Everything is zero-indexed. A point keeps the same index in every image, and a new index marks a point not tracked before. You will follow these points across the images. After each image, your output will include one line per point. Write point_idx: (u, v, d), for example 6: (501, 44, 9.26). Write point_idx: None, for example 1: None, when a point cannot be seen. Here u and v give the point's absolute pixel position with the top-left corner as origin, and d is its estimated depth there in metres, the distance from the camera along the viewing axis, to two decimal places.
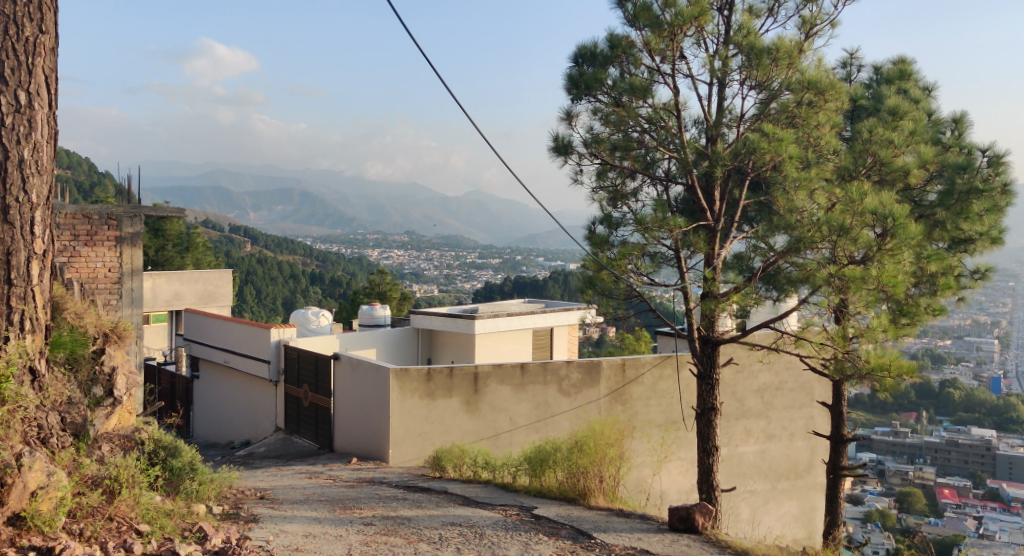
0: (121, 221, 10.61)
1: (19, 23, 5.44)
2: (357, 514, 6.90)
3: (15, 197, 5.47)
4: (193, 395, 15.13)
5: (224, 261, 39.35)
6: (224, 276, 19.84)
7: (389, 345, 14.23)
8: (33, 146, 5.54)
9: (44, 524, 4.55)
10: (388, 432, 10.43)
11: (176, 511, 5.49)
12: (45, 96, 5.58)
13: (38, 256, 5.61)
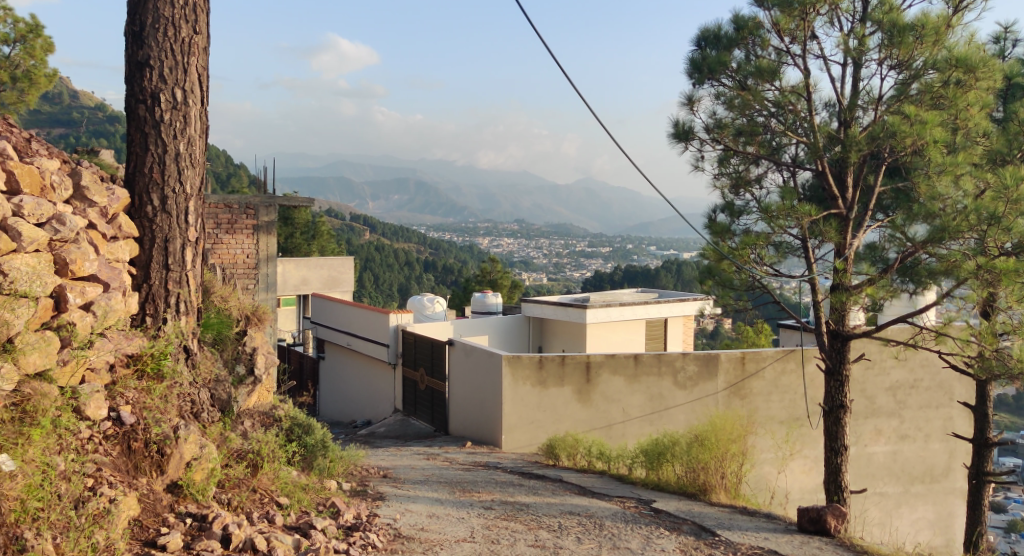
0: (259, 210, 11.19)
1: (177, 24, 5.83)
2: (476, 497, 7.07)
3: (172, 188, 5.89)
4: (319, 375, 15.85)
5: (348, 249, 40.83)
6: (348, 263, 20.61)
7: (500, 333, 14.42)
8: (187, 141, 5.94)
9: (197, 493, 4.87)
10: (501, 419, 10.59)
11: (311, 485, 5.77)
12: (198, 93, 5.97)
13: (191, 243, 6.00)
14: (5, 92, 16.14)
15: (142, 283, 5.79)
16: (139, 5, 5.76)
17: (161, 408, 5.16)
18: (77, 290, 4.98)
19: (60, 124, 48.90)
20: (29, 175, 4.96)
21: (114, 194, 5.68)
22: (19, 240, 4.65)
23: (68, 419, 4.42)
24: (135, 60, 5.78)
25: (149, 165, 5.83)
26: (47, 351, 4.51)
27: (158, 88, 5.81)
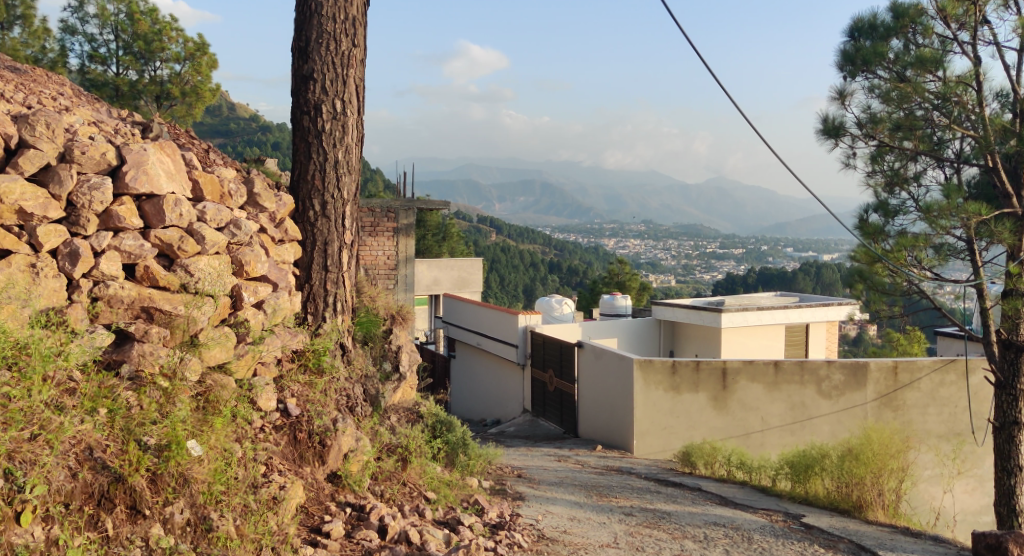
0: (399, 213, 11.58)
1: (338, 38, 6.14)
2: (615, 503, 7.03)
3: (331, 194, 6.20)
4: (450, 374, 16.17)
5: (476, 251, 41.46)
6: (476, 264, 20.55)
7: (629, 335, 14.26)
8: (346, 149, 6.24)
9: (355, 484, 5.07)
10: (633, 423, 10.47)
11: (455, 482, 5.89)
12: (355, 103, 6.27)
13: (348, 246, 6.30)
14: (176, 106, 17.41)
15: (304, 283, 6.14)
16: (305, 22, 6.11)
17: (323, 401, 5.45)
18: (251, 290, 5.35)
19: (220, 134, 52.30)
20: (210, 184, 5.37)
21: (282, 199, 6.05)
22: (203, 243, 5.04)
23: (245, 410, 4.75)
24: (300, 73, 6.13)
25: (312, 173, 6.17)
26: (226, 346, 4.91)
27: (321, 99, 6.13)
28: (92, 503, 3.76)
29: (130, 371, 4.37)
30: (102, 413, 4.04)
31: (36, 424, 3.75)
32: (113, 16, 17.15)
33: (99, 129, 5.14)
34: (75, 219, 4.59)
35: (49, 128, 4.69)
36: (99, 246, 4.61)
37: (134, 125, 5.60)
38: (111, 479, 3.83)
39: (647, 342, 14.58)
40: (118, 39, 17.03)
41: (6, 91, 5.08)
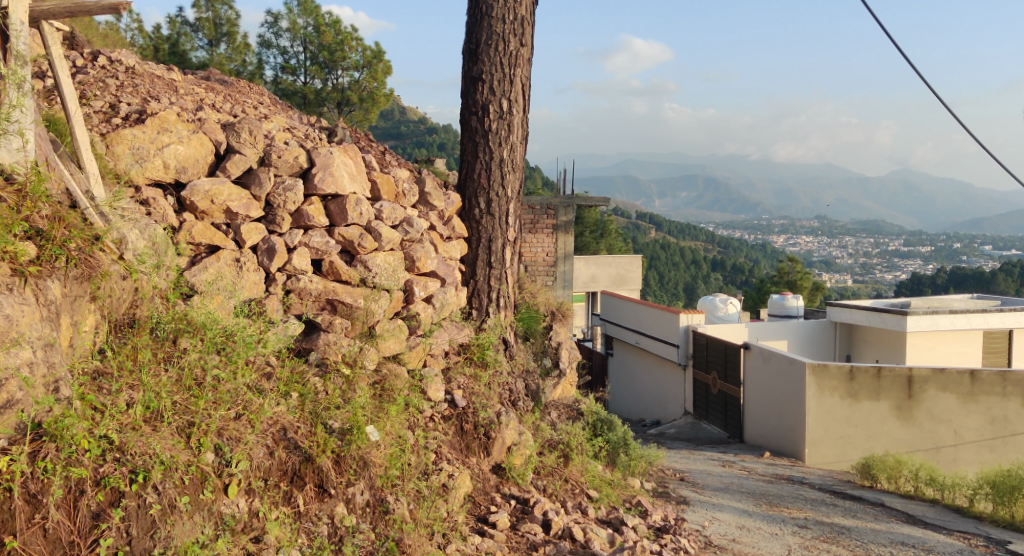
0: (558, 210, 11.70)
1: (507, 38, 6.28)
2: (787, 513, 6.79)
3: (496, 192, 6.35)
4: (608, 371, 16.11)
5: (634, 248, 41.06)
6: (634, 262, 19.98)
7: (801, 337, 13.69)
8: (511, 147, 6.37)
9: (518, 477, 5.20)
10: (805, 431, 10.09)
11: (617, 481, 5.89)
12: (521, 101, 6.38)
13: (511, 242, 6.43)
14: (354, 111, 18.35)
15: (469, 279, 6.33)
16: (476, 24, 6.29)
17: (487, 394, 5.61)
18: (422, 285, 5.59)
19: (392, 137, 54.63)
20: (387, 183, 5.64)
21: (450, 198, 6.26)
22: (380, 240, 5.32)
23: (416, 399, 5.02)
24: (470, 75, 6.33)
25: (478, 171, 6.35)
26: (400, 337, 5.20)
27: (489, 99, 6.30)
28: (286, 479, 4.06)
29: (316, 358, 4.73)
30: (295, 397, 4.39)
31: (240, 405, 4.11)
32: (302, 29, 18.32)
33: (292, 134, 5.55)
34: (272, 217, 4.98)
35: (252, 135, 5.10)
36: (291, 242, 4.97)
37: (321, 130, 6.00)
38: (301, 458, 4.13)
39: (822, 345, 13.93)
40: (306, 51, 18.21)
41: (216, 102, 5.58)
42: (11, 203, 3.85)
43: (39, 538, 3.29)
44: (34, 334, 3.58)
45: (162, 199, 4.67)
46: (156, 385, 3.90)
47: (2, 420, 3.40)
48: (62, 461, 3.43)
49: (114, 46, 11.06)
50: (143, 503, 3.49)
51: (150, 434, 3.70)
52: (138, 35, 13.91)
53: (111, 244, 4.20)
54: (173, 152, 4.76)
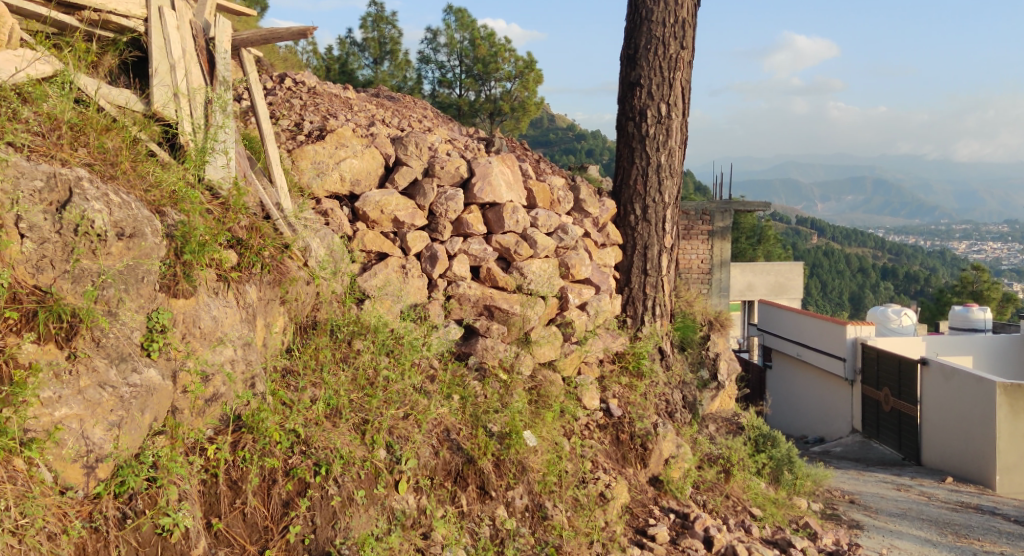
0: (714, 216, 10.79)
1: (667, 42, 6.17)
2: (976, 545, 6.27)
3: (653, 198, 6.26)
4: (766, 384, 15.46)
5: (793, 254, 39.28)
6: (795, 269, 18.98)
7: (988, 353, 12.66)
8: (669, 152, 6.26)
9: (676, 490, 5.10)
10: (996, 456, 9.32)
11: (782, 501, 5.65)
12: (680, 105, 6.26)
13: (667, 249, 6.33)
14: (507, 122, 17.00)
15: (624, 286, 6.26)
16: (636, 29, 6.23)
17: (643, 404, 5.53)
18: (577, 292, 5.61)
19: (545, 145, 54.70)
20: (543, 192, 5.68)
21: (605, 205, 6.23)
22: (536, 247, 5.35)
23: (572, 406, 5.05)
24: (628, 80, 6.27)
25: (634, 178, 6.28)
26: (554, 344, 5.27)
27: (646, 105, 6.22)
28: (451, 479, 4.18)
29: (475, 362, 4.85)
30: (457, 399, 4.51)
31: (408, 405, 4.26)
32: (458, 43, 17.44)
33: (454, 145, 5.71)
34: (434, 226, 5.15)
35: (418, 147, 5.31)
36: (452, 250, 5.13)
37: (480, 140, 6.13)
38: (464, 459, 4.24)
39: (1012, 363, 12.82)
40: (462, 64, 17.21)
41: (385, 117, 5.83)
42: (217, 215, 4.07)
43: (240, 522, 3.52)
44: (235, 334, 3.86)
45: (339, 210, 4.94)
46: (336, 383, 4.12)
47: (209, 412, 3.67)
48: (258, 451, 3.67)
49: (292, 67, 11.74)
50: (325, 494, 3.69)
51: (331, 429, 3.90)
52: (312, 56, 14.71)
53: (298, 252, 4.43)
54: (348, 166, 5.03)
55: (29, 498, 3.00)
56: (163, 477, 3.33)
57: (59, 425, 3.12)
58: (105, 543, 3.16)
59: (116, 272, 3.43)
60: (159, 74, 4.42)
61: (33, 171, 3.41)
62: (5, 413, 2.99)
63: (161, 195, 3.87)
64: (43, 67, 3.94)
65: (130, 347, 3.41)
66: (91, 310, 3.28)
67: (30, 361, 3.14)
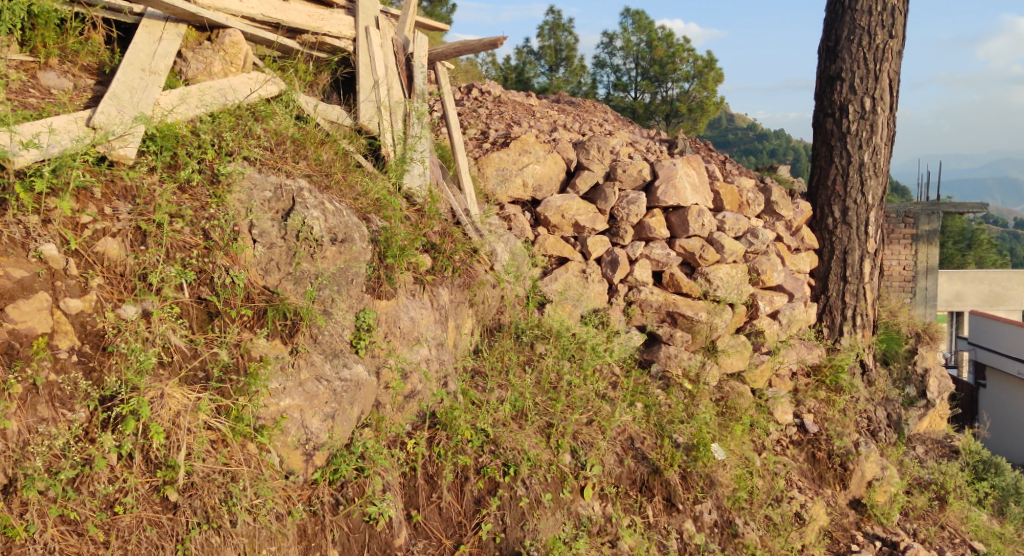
0: (919, 218, 9.94)
1: (874, 31, 5.78)
2: None
3: (854, 198, 5.89)
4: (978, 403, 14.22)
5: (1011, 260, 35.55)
6: (1013, 276, 17.18)
7: None
8: (873, 150, 5.87)
9: (882, 516, 4.81)
10: None
11: (1010, 536, 5.14)
12: (888, 99, 5.84)
13: (870, 255, 5.92)
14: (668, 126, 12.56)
15: (821, 294, 5.95)
16: (838, 20, 5.89)
17: (843, 422, 5.24)
18: (768, 299, 5.37)
19: None
20: (731, 194, 5.50)
21: (799, 207, 5.93)
22: (723, 252, 5.19)
23: (762, 420, 4.87)
24: (827, 74, 5.95)
25: (834, 178, 5.94)
26: (744, 354, 5.09)
27: (847, 100, 5.87)
28: (636, 489, 4.14)
29: (658, 370, 4.80)
30: (640, 407, 4.48)
31: (592, 412, 4.28)
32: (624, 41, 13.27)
33: (636, 148, 5.65)
34: (616, 230, 5.13)
35: (600, 152, 5.27)
36: (633, 254, 5.08)
37: (663, 142, 6.02)
38: (650, 469, 4.19)
39: None
40: (632, 66, 12.75)
41: (567, 122, 5.86)
42: (414, 221, 4.29)
43: (436, 516, 3.66)
44: (430, 334, 4.03)
45: (521, 216, 5.03)
46: (523, 385, 4.19)
47: (408, 408, 3.84)
48: (451, 449, 3.79)
49: (471, 78, 12.08)
50: (514, 495, 3.76)
51: (518, 431, 3.98)
52: (489, 66, 14.29)
53: (485, 256, 4.53)
54: (531, 171, 5.11)
55: (262, 480, 3.24)
56: (370, 468, 3.51)
57: (284, 414, 3.37)
58: (322, 526, 3.35)
59: (330, 275, 3.72)
60: (364, 89, 4.68)
61: (264, 182, 3.75)
62: (243, 401, 3.27)
63: (368, 202, 4.12)
64: (272, 88, 4.26)
65: (342, 344, 3.66)
66: (310, 308, 3.55)
67: (261, 355, 3.41)
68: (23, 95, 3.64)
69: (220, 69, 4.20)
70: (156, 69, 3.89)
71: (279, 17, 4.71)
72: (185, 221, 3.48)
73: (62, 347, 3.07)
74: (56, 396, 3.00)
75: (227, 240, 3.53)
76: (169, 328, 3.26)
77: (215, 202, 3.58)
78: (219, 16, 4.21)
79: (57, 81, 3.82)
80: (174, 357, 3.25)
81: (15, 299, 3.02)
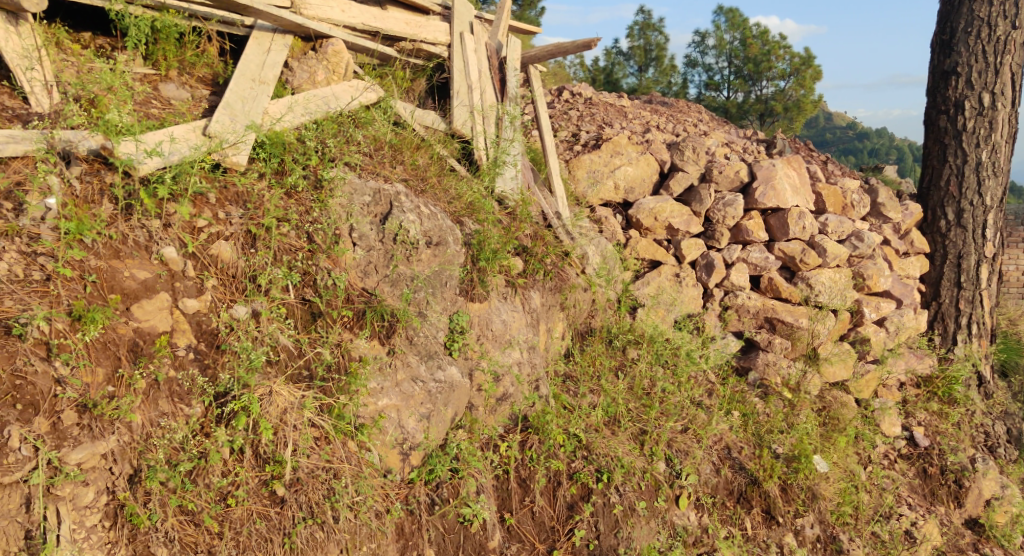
0: None
1: (994, 23, 5.48)
2: None
3: (970, 200, 5.61)
4: None
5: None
6: None
7: None
8: (991, 148, 5.58)
9: (1002, 537, 4.56)
10: None
11: None
12: (1009, 94, 5.54)
13: (988, 260, 5.64)
14: (776, 124, 11.49)
15: (931, 300, 5.71)
16: (954, 11, 5.61)
17: (956, 436, 5.01)
18: (873, 306, 5.18)
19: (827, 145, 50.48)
20: (833, 196, 5.32)
21: (908, 209, 5.71)
22: (825, 256, 5.01)
23: (869, 432, 4.70)
24: (942, 69, 5.68)
25: (947, 178, 5.68)
26: (848, 363, 4.93)
27: (963, 95, 5.59)
28: (733, 500, 4.06)
29: (756, 379, 4.70)
30: (737, 416, 4.38)
31: (687, 419, 4.21)
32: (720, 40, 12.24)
33: (732, 148, 5.53)
34: (712, 233, 5.02)
35: (695, 152, 5.18)
36: (729, 258, 4.97)
37: (760, 143, 5.88)
38: (748, 480, 4.11)
39: None
40: (725, 64, 11.84)
41: (660, 123, 5.79)
42: (506, 225, 4.31)
43: (529, 520, 3.65)
44: (522, 338, 4.05)
45: (613, 218, 4.99)
46: (615, 391, 4.16)
47: (500, 411, 3.86)
48: (544, 453, 3.79)
49: (558, 82, 11.93)
50: (607, 501, 3.74)
51: (611, 437, 3.95)
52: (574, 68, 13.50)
53: (576, 260, 4.52)
54: (624, 174, 5.06)
55: (362, 478, 3.32)
56: (464, 469, 3.55)
57: (382, 413, 3.44)
58: (418, 525, 3.40)
59: (425, 277, 3.80)
60: (459, 94, 4.75)
61: (363, 187, 3.83)
62: (343, 400, 3.34)
63: (461, 206, 4.18)
64: (371, 95, 4.36)
65: (436, 346, 3.72)
66: (406, 311, 3.62)
67: (361, 355, 3.49)
68: (146, 107, 3.84)
69: (323, 78, 4.32)
70: (265, 79, 4.04)
71: (379, 26, 4.81)
72: (291, 226, 3.61)
73: (180, 344, 3.22)
74: (175, 391, 3.14)
75: (329, 243, 3.64)
76: (277, 327, 3.39)
77: (318, 207, 3.69)
78: (323, 27, 4.36)
79: (176, 92, 4.02)
80: (281, 356, 3.37)
81: (138, 300, 3.18)
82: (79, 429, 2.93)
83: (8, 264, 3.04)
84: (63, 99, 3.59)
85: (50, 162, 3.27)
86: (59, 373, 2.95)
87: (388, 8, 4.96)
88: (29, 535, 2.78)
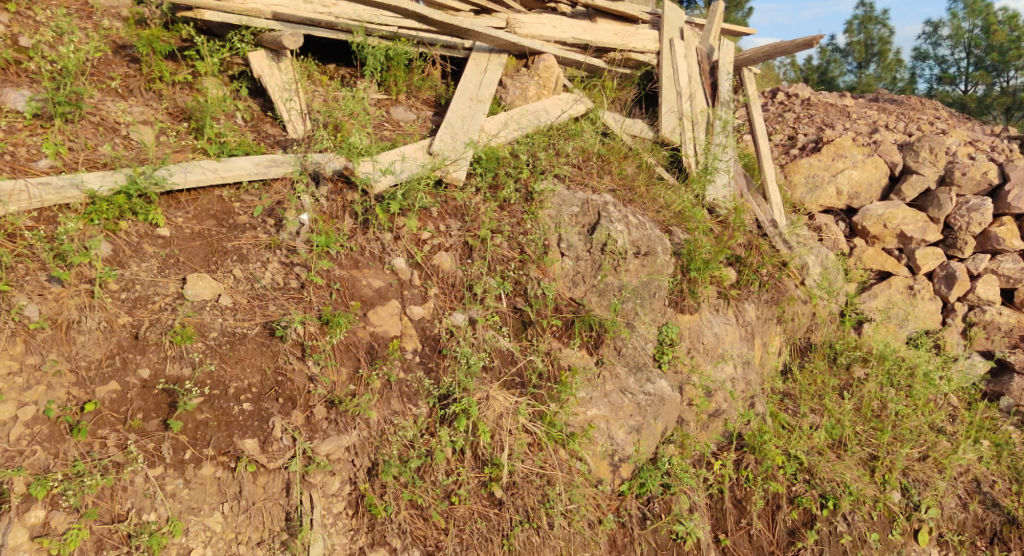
0: None
1: None
2: None
3: None
4: None
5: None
6: None
7: None
8: None
9: None
10: None
11: None
12: None
13: None
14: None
15: None
16: None
17: None
18: None
19: None
20: None
21: None
22: None
23: None
24: None
25: None
26: None
27: None
28: (984, 539, 3.70)
29: (1010, 405, 4.22)
30: (987, 445, 3.96)
31: (925, 446, 3.87)
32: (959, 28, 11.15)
33: (976, 147, 5.03)
34: (952, 241, 4.60)
35: (933, 153, 4.77)
36: (975, 269, 4.54)
37: (1011, 140, 5.29)
38: (1004, 519, 3.72)
39: None
40: (963, 55, 10.76)
41: (889, 122, 5.36)
42: (719, 234, 4.17)
43: (746, 543, 3.50)
44: (736, 352, 3.91)
45: (833, 226, 4.71)
46: (841, 412, 3.90)
47: (713, 427, 3.74)
48: (762, 474, 3.61)
49: (770, 82, 11.34)
50: (834, 530, 3.53)
51: (837, 461, 3.71)
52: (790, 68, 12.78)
53: (795, 270, 4.26)
54: (847, 178, 4.75)
55: (575, 487, 3.33)
56: (676, 485, 3.47)
57: (591, 423, 3.44)
58: (631, 539, 3.36)
59: (634, 287, 3.75)
60: (668, 101, 4.66)
61: (572, 198, 3.88)
62: (555, 407, 3.39)
63: (670, 215, 4.09)
64: (580, 107, 4.41)
65: (645, 357, 3.67)
66: (614, 321, 3.61)
67: (570, 364, 3.52)
68: (380, 129, 4.10)
69: (535, 93, 4.41)
70: (482, 98, 4.20)
71: (588, 38, 4.84)
72: (503, 237, 3.73)
73: (409, 348, 3.40)
74: (405, 392, 3.31)
75: (539, 253, 3.72)
76: (493, 334, 3.50)
77: (529, 218, 3.78)
78: (536, 43, 4.46)
79: (404, 114, 4.26)
80: (496, 363, 3.45)
81: (374, 306, 3.41)
82: (328, 423, 3.16)
83: (271, 273, 3.36)
84: (314, 125, 3.91)
85: (303, 182, 3.56)
86: (311, 371, 3.21)
87: (597, 21, 5.03)
88: (288, 517, 3.00)
